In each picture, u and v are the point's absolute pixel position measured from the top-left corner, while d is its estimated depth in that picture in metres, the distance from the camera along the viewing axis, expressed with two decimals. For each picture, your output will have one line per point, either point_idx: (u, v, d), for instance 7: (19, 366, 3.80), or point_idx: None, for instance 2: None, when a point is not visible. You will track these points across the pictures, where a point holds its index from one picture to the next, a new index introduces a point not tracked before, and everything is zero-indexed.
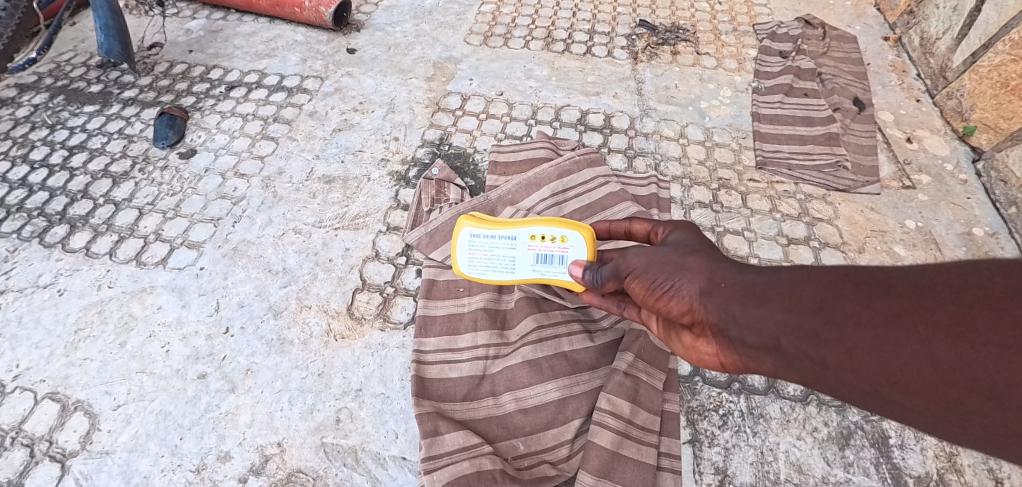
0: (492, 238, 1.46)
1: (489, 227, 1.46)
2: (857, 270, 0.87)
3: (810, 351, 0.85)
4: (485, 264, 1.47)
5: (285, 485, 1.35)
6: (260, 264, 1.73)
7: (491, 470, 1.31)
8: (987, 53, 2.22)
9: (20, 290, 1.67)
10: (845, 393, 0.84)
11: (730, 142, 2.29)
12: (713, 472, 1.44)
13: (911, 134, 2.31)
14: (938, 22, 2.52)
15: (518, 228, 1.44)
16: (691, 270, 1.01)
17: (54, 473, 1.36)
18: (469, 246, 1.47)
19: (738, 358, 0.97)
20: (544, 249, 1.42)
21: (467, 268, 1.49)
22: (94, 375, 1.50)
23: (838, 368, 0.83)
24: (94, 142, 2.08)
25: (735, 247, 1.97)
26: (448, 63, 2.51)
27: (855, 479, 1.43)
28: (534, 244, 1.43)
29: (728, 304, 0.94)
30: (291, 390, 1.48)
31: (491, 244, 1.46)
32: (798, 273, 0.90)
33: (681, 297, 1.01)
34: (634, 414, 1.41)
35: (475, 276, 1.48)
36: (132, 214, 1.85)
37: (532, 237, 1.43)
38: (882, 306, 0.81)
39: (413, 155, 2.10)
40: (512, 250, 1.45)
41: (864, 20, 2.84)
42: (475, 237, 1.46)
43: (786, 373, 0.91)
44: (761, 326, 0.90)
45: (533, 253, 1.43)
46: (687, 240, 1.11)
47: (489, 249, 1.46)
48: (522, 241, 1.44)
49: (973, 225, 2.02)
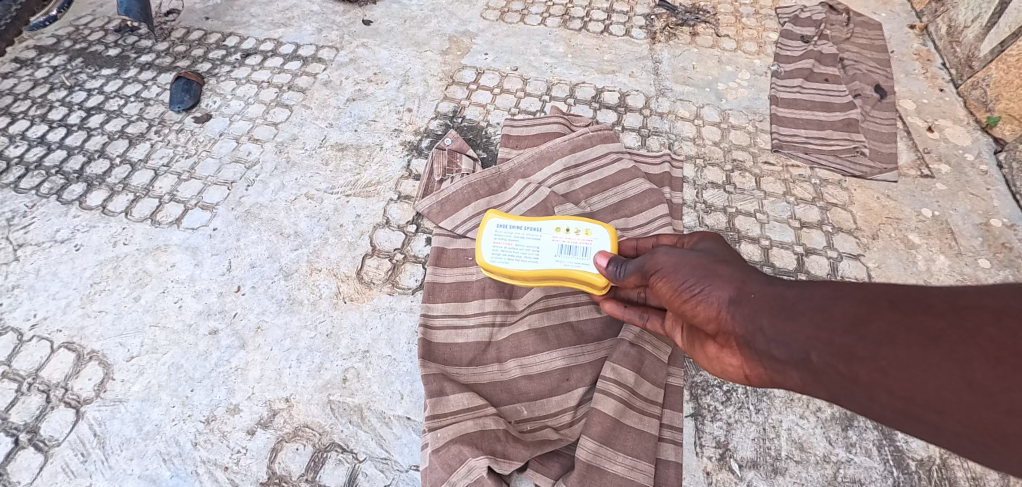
0: (518, 229, 1.45)
1: (516, 219, 1.46)
2: (893, 289, 0.85)
3: (840, 367, 0.83)
4: (509, 253, 1.43)
5: (293, 439, 1.38)
6: (272, 226, 1.75)
7: (495, 430, 1.33)
8: (1016, 42, 2.17)
9: (38, 244, 1.70)
10: (877, 412, 0.82)
11: (747, 125, 2.26)
12: (714, 446, 1.44)
13: (932, 124, 2.27)
14: (967, 10, 2.46)
15: (543, 221, 1.45)
16: (722, 278, 1.02)
17: (69, 419, 1.40)
18: (495, 237, 1.45)
19: (763, 371, 0.97)
20: (568, 241, 1.42)
21: (489, 257, 1.44)
22: (109, 327, 1.54)
23: (869, 386, 0.80)
24: (111, 104, 2.10)
25: (747, 228, 1.96)
26: (463, 37, 2.49)
27: (857, 460, 1.44)
28: (559, 235, 1.42)
29: (757, 315, 0.94)
30: (300, 349, 1.51)
31: (517, 234, 1.44)
32: (832, 288, 0.89)
33: (709, 303, 1.02)
34: (638, 385, 1.43)
35: (497, 265, 1.43)
36: (147, 174, 1.87)
37: (557, 229, 1.43)
38: (917, 325, 0.79)
39: (426, 127, 2.10)
40: (537, 240, 1.43)
41: (891, 7, 2.77)
42: (501, 227, 1.46)
43: (814, 389, 0.90)
44: (790, 339, 0.89)
45: (556, 243, 1.42)
46: (716, 251, 1.12)
47: (514, 240, 1.44)
48: (547, 232, 1.43)
49: (990, 216, 1.99)
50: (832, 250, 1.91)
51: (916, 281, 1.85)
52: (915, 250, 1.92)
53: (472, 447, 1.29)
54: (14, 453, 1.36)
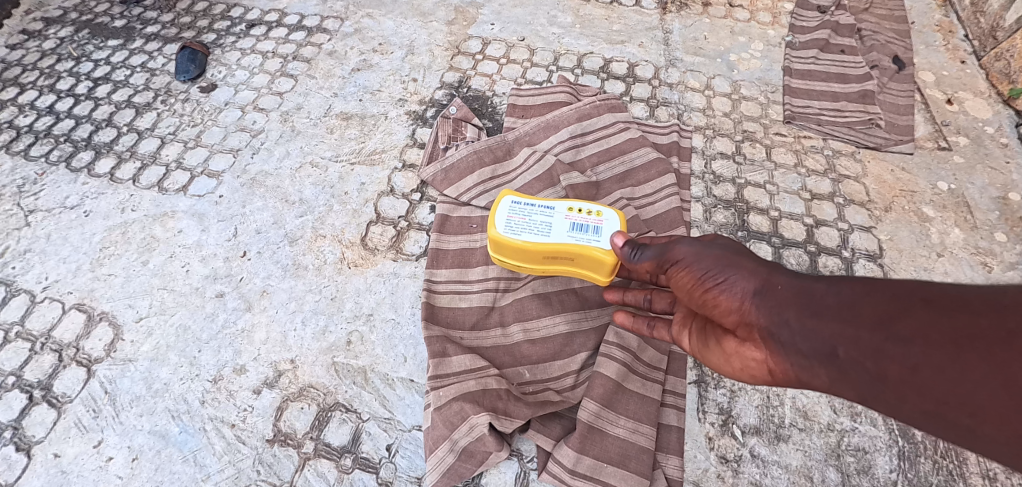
0: (531, 205, 1.38)
1: (529, 194, 1.39)
2: (925, 287, 0.82)
3: (871, 365, 0.81)
4: (520, 227, 1.37)
5: (298, 398, 1.40)
6: (277, 194, 1.76)
7: (497, 390, 1.35)
8: None
9: (48, 210, 1.73)
10: (906, 413, 0.80)
11: (759, 96, 2.22)
12: (717, 412, 1.44)
13: (952, 96, 2.21)
14: None
15: (556, 198, 1.38)
16: (746, 271, 0.98)
17: (81, 377, 1.43)
18: (506, 211, 1.38)
19: (782, 367, 0.93)
20: (582, 220, 1.36)
21: (499, 230, 1.38)
22: (119, 290, 1.56)
23: (901, 386, 0.79)
24: (118, 74, 2.12)
25: (756, 199, 1.94)
26: (470, 7, 2.46)
27: (860, 429, 1.43)
28: (573, 214, 1.36)
29: (783, 308, 0.92)
30: (305, 312, 1.52)
31: (529, 209, 1.38)
32: (863, 285, 0.87)
33: (732, 294, 0.98)
34: (641, 351, 1.43)
35: (507, 237, 1.37)
36: (155, 142, 1.89)
37: (570, 207, 1.37)
38: (957, 327, 0.77)
39: (431, 97, 2.09)
40: (550, 217, 1.37)
41: None
42: (513, 201, 1.38)
43: (837, 387, 0.87)
44: (818, 334, 0.87)
45: (570, 221, 1.36)
46: (734, 242, 1.08)
47: (526, 214, 1.37)
48: (560, 210, 1.37)
49: (1010, 190, 1.95)
50: (843, 222, 1.88)
51: (929, 253, 1.82)
52: (929, 223, 1.89)
53: (473, 405, 1.31)
54: (29, 408, 1.40)
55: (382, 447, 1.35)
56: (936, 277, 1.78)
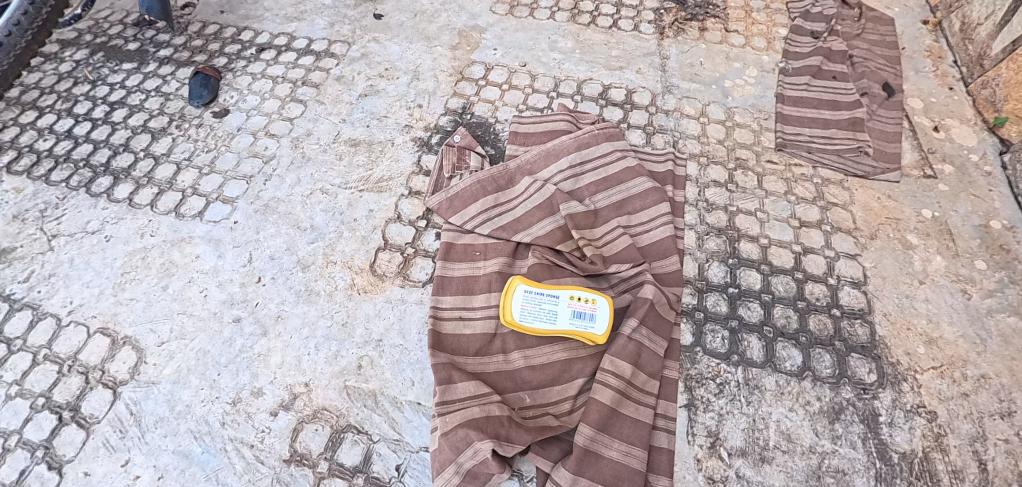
0: (539, 294, 1.58)
1: (537, 284, 1.60)
2: None
3: None
4: (529, 313, 1.57)
5: (312, 420, 1.49)
6: (289, 220, 1.85)
7: (499, 416, 1.43)
8: None
9: (71, 235, 1.81)
10: None
11: (752, 123, 2.32)
12: (706, 435, 1.58)
13: (939, 123, 2.31)
14: (981, 6, 2.47)
15: (559, 288, 1.59)
16: None
17: (107, 399, 1.52)
18: (517, 299, 1.58)
19: None
20: (582, 307, 1.57)
21: (512, 317, 1.57)
22: (140, 314, 1.65)
23: None
24: (133, 98, 2.21)
25: (747, 226, 2.03)
26: (473, 32, 2.56)
27: (841, 451, 1.60)
28: (574, 302, 1.57)
29: None
30: (318, 337, 1.61)
31: (537, 298, 1.58)
32: None
33: None
34: (634, 376, 1.52)
35: (519, 323, 1.57)
36: (171, 168, 1.97)
37: (571, 297, 1.58)
38: None
39: (436, 123, 2.18)
40: (555, 305, 1.57)
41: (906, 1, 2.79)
42: (524, 290, 1.58)
43: None
44: None
45: (572, 309, 1.57)
46: None
47: (535, 302, 1.58)
48: (563, 299, 1.58)
49: (991, 218, 2.04)
50: (829, 250, 1.98)
51: (911, 280, 1.91)
52: (913, 251, 1.98)
53: (478, 431, 1.39)
54: (58, 428, 1.48)
55: (391, 467, 1.43)
56: (917, 304, 1.86)
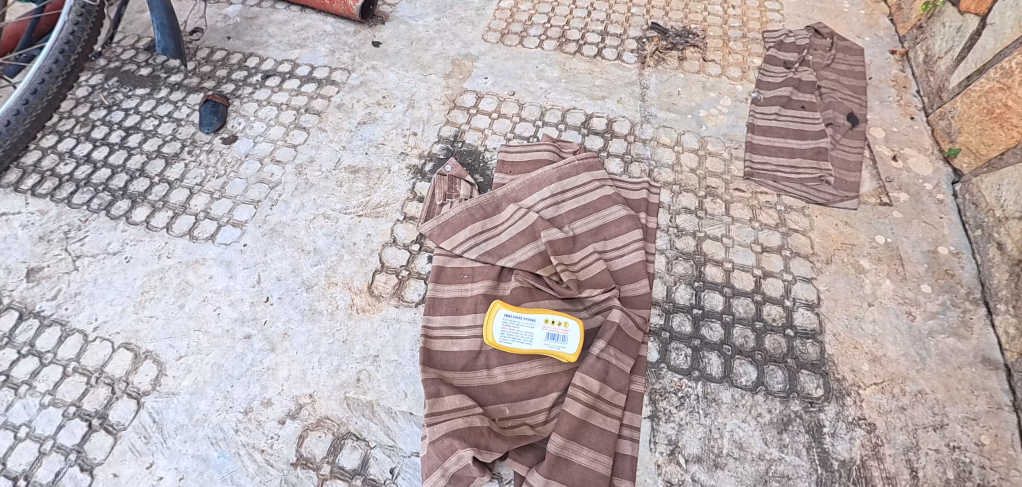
0: (517, 317, 1.77)
1: (516, 308, 1.79)
2: None
3: None
4: (509, 336, 1.76)
5: (316, 428, 1.67)
6: (294, 243, 2.03)
7: (480, 427, 1.62)
8: (980, 78, 2.35)
9: (94, 256, 1.98)
10: None
11: (723, 152, 2.52)
12: (666, 443, 1.76)
13: (898, 152, 2.49)
14: (942, 41, 2.65)
15: (535, 312, 1.78)
16: None
17: (131, 407, 1.69)
18: (498, 322, 1.77)
19: None
20: (555, 330, 1.76)
21: (493, 338, 1.77)
22: (159, 331, 1.82)
23: None
24: (147, 124, 2.37)
25: (713, 251, 2.21)
26: (466, 60, 2.74)
27: (787, 458, 1.77)
28: (548, 325, 1.77)
29: None
30: (321, 352, 1.79)
31: (515, 321, 1.77)
32: None
33: None
34: (602, 391, 1.72)
35: (500, 344, 1.76)
36: (184, 193, 2.14)
37: (546, 320, 1.77)
38: None
39: (430, 150, 2.37)
40: (531, 327, 1.77)
41: (875, 31, 2.97)
42: (504, 314, 1.77)
43: None
44: None
45: (546, 331, 1.76)
46: None
47: (513, 325, 1.77)
48: (538, 322, 1.77)
49: (939, 244, 2.21)
50: (788, 273, 2.15)
51: (861, 303, 2.08)
52: (865, 274, 2.16)
53: (461, 440, 1.58)
54: (89, 434, 1.65)
55: (386, 470, 1.62)
56: (865, 325, 2.03)
